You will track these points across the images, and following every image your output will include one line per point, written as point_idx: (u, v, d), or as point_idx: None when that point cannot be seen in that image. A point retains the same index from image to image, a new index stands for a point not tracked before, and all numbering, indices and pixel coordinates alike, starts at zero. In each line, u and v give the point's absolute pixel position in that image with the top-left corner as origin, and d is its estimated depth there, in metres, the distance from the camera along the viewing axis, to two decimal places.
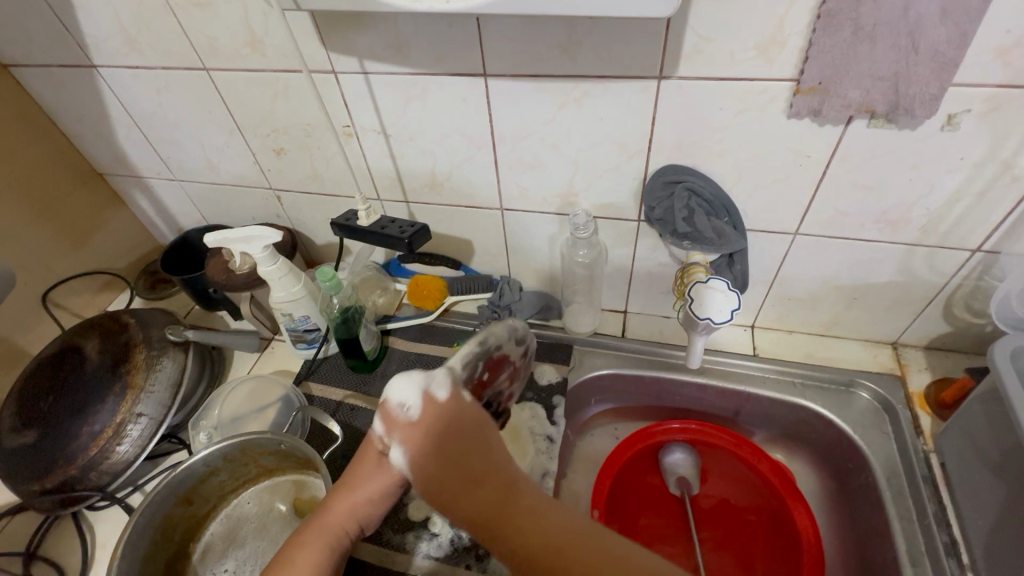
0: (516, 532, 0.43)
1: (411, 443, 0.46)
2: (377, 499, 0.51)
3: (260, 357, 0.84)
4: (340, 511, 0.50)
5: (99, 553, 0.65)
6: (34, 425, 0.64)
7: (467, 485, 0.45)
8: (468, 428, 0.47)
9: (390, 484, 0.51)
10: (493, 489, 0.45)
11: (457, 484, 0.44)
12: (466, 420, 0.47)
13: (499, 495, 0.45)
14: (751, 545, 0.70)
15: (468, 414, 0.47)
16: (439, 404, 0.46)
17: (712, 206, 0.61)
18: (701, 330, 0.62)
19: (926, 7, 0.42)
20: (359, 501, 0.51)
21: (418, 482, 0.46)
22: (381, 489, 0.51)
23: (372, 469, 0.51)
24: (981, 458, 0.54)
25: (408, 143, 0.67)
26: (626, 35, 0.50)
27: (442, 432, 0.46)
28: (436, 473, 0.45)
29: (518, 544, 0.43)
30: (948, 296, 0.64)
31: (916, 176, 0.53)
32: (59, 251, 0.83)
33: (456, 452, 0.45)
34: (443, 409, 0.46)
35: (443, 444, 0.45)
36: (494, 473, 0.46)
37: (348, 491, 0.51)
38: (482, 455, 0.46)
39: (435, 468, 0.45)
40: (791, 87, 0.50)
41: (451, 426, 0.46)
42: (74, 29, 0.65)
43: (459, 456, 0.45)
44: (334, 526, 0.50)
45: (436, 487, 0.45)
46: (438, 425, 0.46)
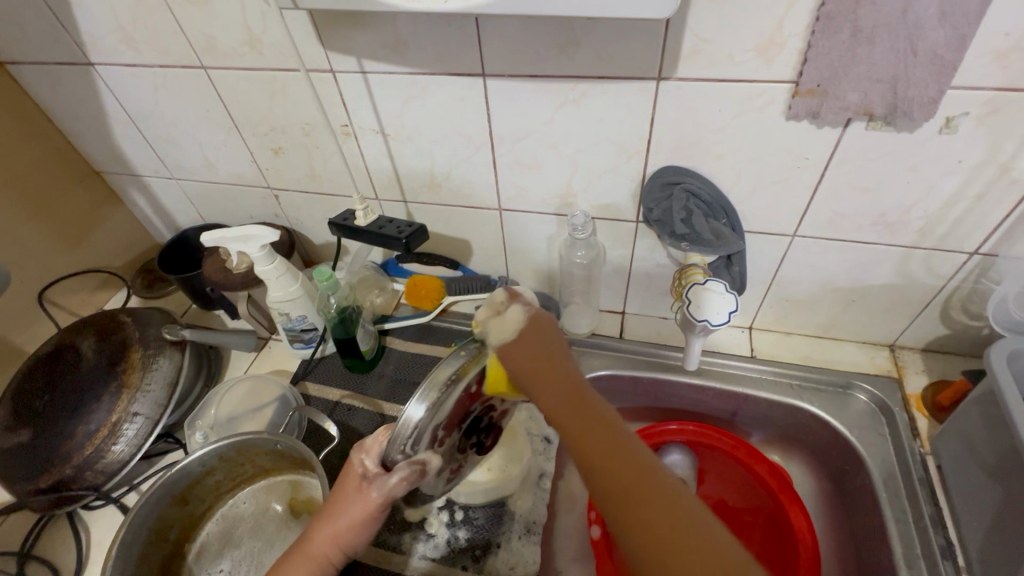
0: (580, 424, 0.42)
1: (510, 320, 0.49)
2: (358, 526, 0.49)
3: (257, 356, 0.83)
4: (319, 540, 0.49)
5: (94, 553, 0.65)
6: (28, 424, 0.64)
7: (545, 364, 0.46)
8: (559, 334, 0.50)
9: (369, 511, 0.49)
10: (570, 378, 0.45)
11: (540, 362, 0.46)
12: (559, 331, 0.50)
13: (573, 385, 0.45)
14: (749, 545, 0.71)
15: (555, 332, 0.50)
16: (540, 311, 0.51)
17: (710, 207, 0.61)
18: (698, 332, 0.61)
19: (925, 9, 0.41)
20: (339, 529, 0.49)
21: (504, 348, 0.48)
22: (361, 515, 0.49)
23: (352, 496, 0.50)
24: (977, 460, 0.55)
25: (406, 142, 0.67)
26: (625, 36, 0.50)
27: (540, 325, 0.49)
28: (522, 346, 0.47)
29: (578, 430, 0.41)
30: (945, 298, 0.64)
31: (914, 178, 0.53)
32: (55, 250, 0.83)
33: (545, 342, 0.48)
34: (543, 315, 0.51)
35: (536, 330, 0.48)
36: (572, 371, 0.46)
37: (326, 520, 0.50)
38: (565, 354, 0.48)
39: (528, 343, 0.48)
40: (789, 89, 0.50)
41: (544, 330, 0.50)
42: (71, 27, 0.65)
43: (544, 344, 0.48)
44: (315, 554, 0.49)
45: (521, 354, 0.47)
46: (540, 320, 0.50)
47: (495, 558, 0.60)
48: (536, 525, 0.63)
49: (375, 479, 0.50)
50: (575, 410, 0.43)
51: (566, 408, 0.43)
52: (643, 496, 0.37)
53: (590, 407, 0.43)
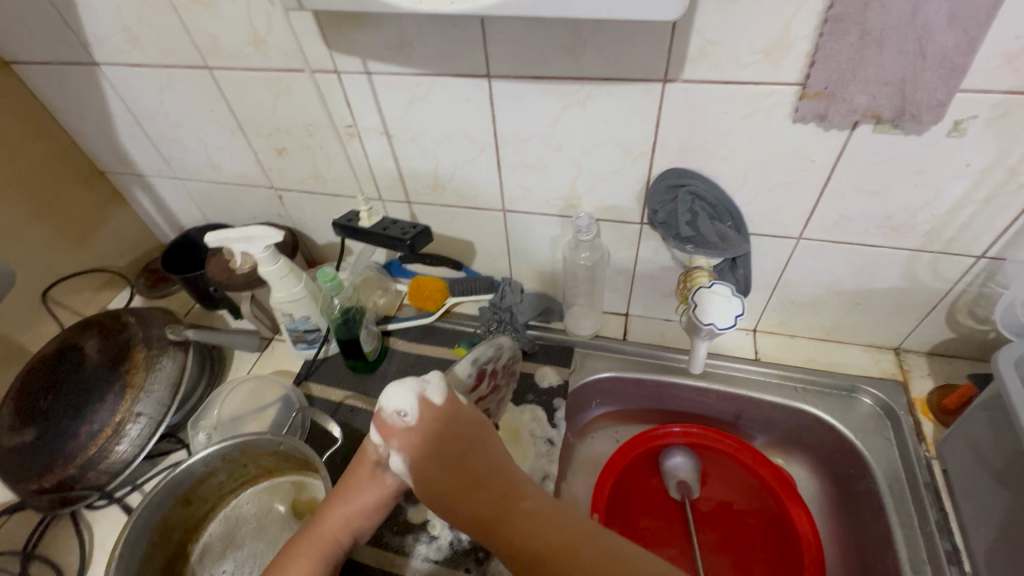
0: (513, 533, 0.43)
1: (407, 452, 0.47)
2: (371, 509, 0.51)
3: (260, 356, 0.83)
4: (333, 522, 0.50)
5: (97, 553, 0.65)
6: (32, 424, 0.64)
7: (459, 481, 0.45)
8: (464, 429, 0.47)
9: (383, 494, 0.52)
10: (491, 483, 0.46)
11: (454, 485, 0.45)
12: (461, 422, 0.48)
13: (498, 489, 0.45)
14: (752, 548, 0.70)
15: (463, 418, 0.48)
16: (433, 412, 0.47)
17: (715, 210, 0.60)
18: (703, 335, 0.61)
19: (934, 12, 0.41)
20: (352, 512, 0.51)
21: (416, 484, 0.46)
22: (376, 499, 0.51)
23: (368, 481, 0.52)
24: (984, 465, 0.54)
25: (410, 144, 0.67)
26: (631, 37, 0.49)
27: (440, 433, 0.47)
28: (431, 476, 0.46)
29: (511, 545, 0.43)
30: (951, 302, 0.64)
31: (921, 181, 0.53)
32: (59, 249, 0.83)
33: (452, 452, 0.46)
34: (439, 412, 0.47)
35: (438, 444, 0.46)
36: (489, 471, 0.46)
37: (340, 503, 0.51)
38: (479, 453, 0.47)
39: (433, 466, 0.46)
40: (796, 92, 0.49)
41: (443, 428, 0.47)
42: (76, 27, 0.65)
43: (450, 454, 0.46)
44: (325, 538, 0.49)
45: (434, 485, 0.45)
46: (434, 430, 0.47)
47: (498, 560, 0.60)
48: None
49: (387, 468, 0.52)
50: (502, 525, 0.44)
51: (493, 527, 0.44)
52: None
53: (515, 511, 0.44)
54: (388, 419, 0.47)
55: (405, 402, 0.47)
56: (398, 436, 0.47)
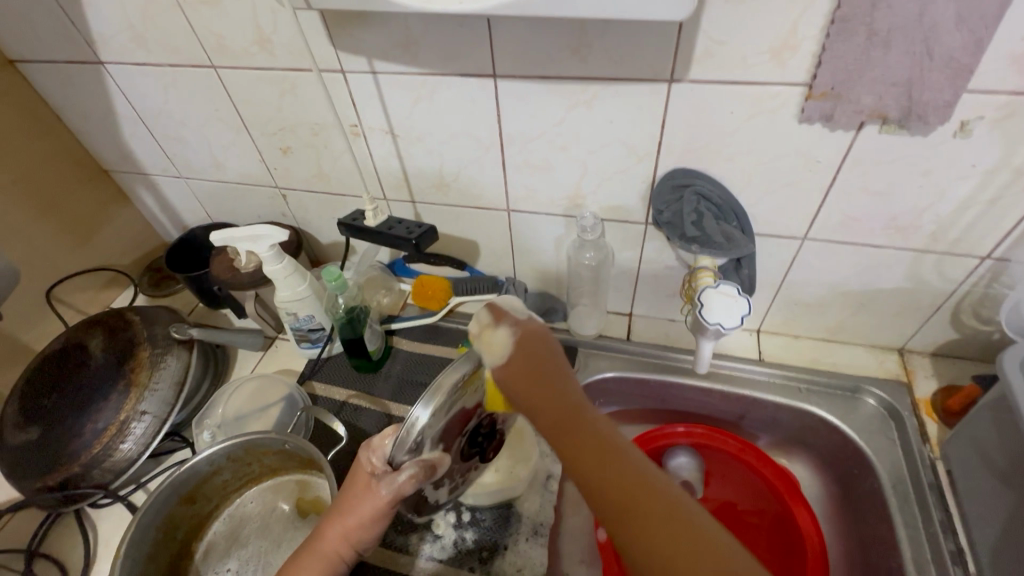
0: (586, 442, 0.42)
1: (504, 340, 0.47)
2: (368, 522, 0.49)
3: (264, 355, 0.83)
4: (332, 537, 0.50)
5: (101, 551, 0.65)
6: (38, 422, 0.64)
7: (541, 379, 0.45)
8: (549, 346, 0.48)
9: (380, 506, 0.49)
10: (565, 392, 0.45)
11: (533, 379, 0.45)
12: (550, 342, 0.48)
13: (568, 399, 0.45)
14: (754, 548, 0.70)
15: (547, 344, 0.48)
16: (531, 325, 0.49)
17: (720, 210, 0.60)
18: (709, 335, 0.61)
19: (942, 13, 0.41)
20: (352, 525, 0.50)
21: (498, 369, 0.46)
22: (371, 512, 0.49)
23: (366, 495, 0.49)
24: (989, 466, 0.54)
25: (416, 143, 0.67)
26: (638, 37, 0.49)
27: (533, 341, 0.48)
28: (512, 369, 0.46)
29: (576, 451, 0.41)
30: (956, 302, 0.64)
31: (927, 182, 0.53)
32: (63, 248, 0.83)
33: (536, 355, 0.47)
34: (534, 325, 0.49)
35: (529, 346, 0.47)
36: (564, 382, 0.46)
37: (337, 520, 0.50)
38: (559, 369, 0.47)
39: (521, 358, 0.46)
40: (802, 92, 0.50)
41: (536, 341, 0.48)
42: (82, 26, 0.65)
43: (535, 359, 0.47)
44: (325, 553, 0.50)
45: (517, 372, 0.46)
46: (531, 335, 0.48)
47: (502, 559, 0.60)
48: (543, 527, 0.63)
49: (384, 478, 0.49)
50: (569, 430, 0.43)
51: (560, 430, 0.43)
52: (639, 505, 0.38)
53: (588, 422, 0.43)
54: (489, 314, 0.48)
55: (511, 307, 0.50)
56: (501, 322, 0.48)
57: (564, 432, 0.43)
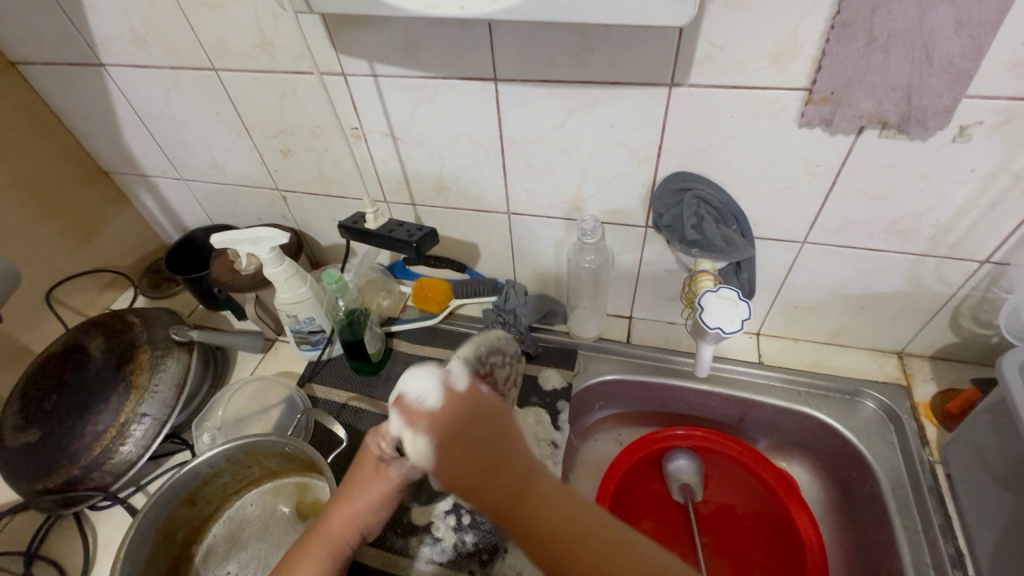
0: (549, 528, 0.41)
1: (433, 439, 0.45)
2: (377, 506, 0.51)
3: (264, 357, 0.83)
4: (338, 521, 0.50)
5: (101, 553, 0.65)
6: (37, 424, 0.64)
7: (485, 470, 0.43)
8: (486, 419, 0.46)
9: (388, 489, 0.51)
10: (514, 471, 0.44)
11: (476, 467, 0.43)
12: (485, 408, 0.47)
13: (520, 476, 0.43)
14: (751, 551, 0.70)
15: (483, 403, 0.47)
16: (457, 397, 0.47)
17: (720, 214, 0.61)
18: (710, 339, 0.61)
19: (941, 18, 0.41)
20: (360, 509, 0.50)
21: (436, 468, 0.44)
22: (380, 495, 0.51)
23: (375, 478, 0.51)
24: (989, 470, 0.54)
25: (416, 146, 0.67)
26: (638, 41, 0.49)
27: (467, 423, 0.45)
28: (451, 468, 0.44)
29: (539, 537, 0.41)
30: (955, 306, 0.64)
31: (926, 186, 0.53)
32: (63, 249, 0.83)
33: (470, 438, 0.45)
34: (461, 400, 0.47)
35: (458, 433, 0.45)
36: (509, 459, 0.44)
37: (344, 505, 0.51)
38: (502, 440, 0.45)
39: (453, 451, 0.44)
40: (802, 96, 0.50)
41: (470, 412, 0.46)
42: (84, 28, 0.65)
43: (472, 438, 0.45)
44: (331, 538, 0.50)
45: (455, 468, 0.43)
46: (460, 415, 0.46)
47: (502, 562, 0.60)
48: None
49: (393, 463, 0.51)
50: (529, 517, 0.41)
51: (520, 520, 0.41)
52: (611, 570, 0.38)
53: (536, 497, 0.42)
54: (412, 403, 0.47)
55: (426, 386, 0.47)
56: (418, 418, 0.46)
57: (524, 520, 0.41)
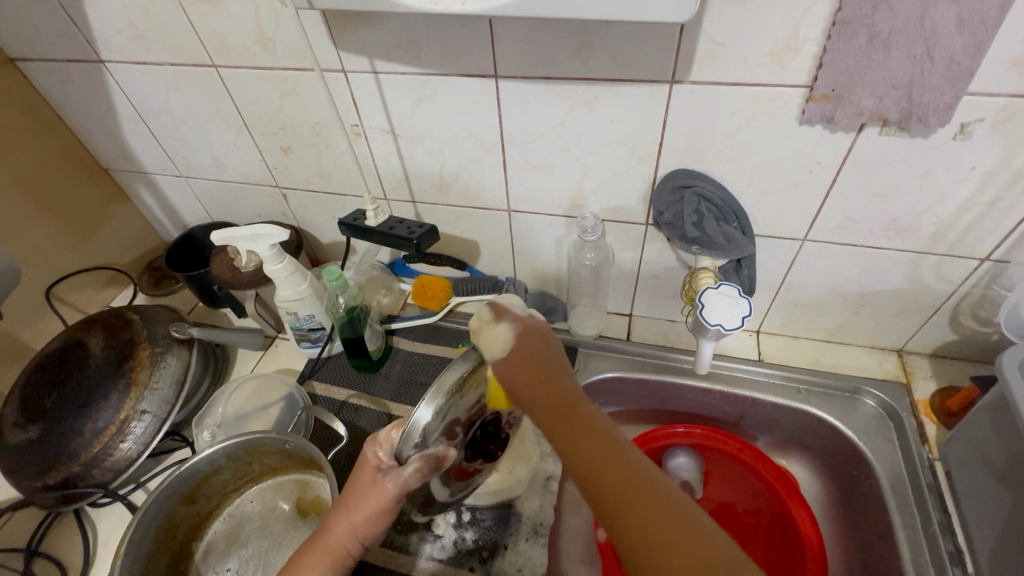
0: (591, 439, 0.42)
1: (508, 339, 0.48)
2: (374, 517, 0.49)
3: (263, 355, 0.83)
4: (338, 530, 0.49)
5: (101, 550, 0.65)
6: (36, 421, 0.64)
7: (541, 377, 0.46)
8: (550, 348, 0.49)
9: (386, 500, 0.49)
10: (563, 390, 0.46)
11: (532, 375, 0.46)
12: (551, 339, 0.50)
13: (567, 396, 0.45)
14: (750, 549, 0.71)
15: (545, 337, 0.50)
16: (533, 321, 0.51)
17: (721, 211, 0.61)
18: (710, 336, 0.61)
19: (943, 15, 0.41)
20: (358, 520, 0.49)
21: (497, 364, 0.48)
22: (377, 506, 0.49)
23: (375, 487, 0.49)
24: (988, 468, 0.54)
25: (417, 143, 0.67)
26: (639, 38, 0.49)
27: (537, 344, 0.49)
28: (512, 366, 0.47)
29: (573, 446, 0.42)
30: (955, 303, 0.64)
31: (926, 184, 0.53)
32: (62, 247, 0.83)
33: (537, 352, 0.48)
34: (534, 322, 0.51)
35: (527, 342, 0.49)
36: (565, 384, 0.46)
37: (344, 515, 0.50)
38: (559, 367, 0.48)
39: (517, 356, 0.48)
40: (803, 94, 0.50)
41: (539, 337, 0.50)
42: (82, 24, 0.65)
43: (535, 354, 0.48)
44: (332, 548, 0.49)
45: (515, 369, 0.47)
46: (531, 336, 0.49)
47: (503, 559, 0.60)
48: (542, 526, 0.63)
49: (391, 473, 0.49)
50: (567, 422, 0.43)
51: (559, 423, 0.44)
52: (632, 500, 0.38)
53: (580, 416, 0.44)
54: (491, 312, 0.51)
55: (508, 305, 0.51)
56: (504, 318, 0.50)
57: (560, 427, 0.43)
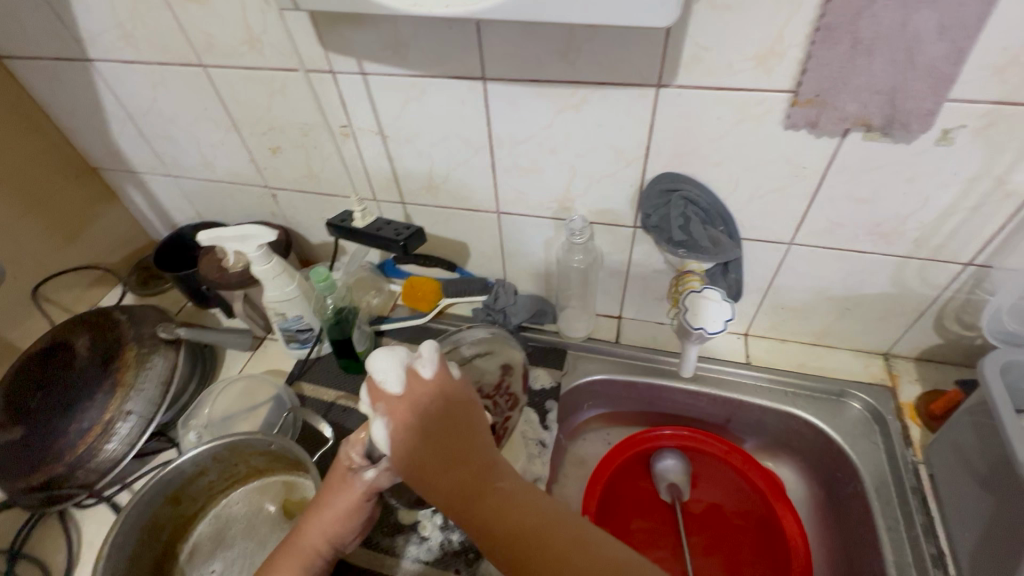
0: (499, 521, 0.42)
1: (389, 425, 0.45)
2: (345, 516, 0.50)
3: (252, 356, 0.83)
4: (311, 535, 0.50)
5: (86, 551, 0.65)
6: (20, 422, 0.64)
7: (443, 462, 0.44)
8: (445, 409, 0.46)
9: (357, 500, 0.50)
10: (470, 462, 0.45)
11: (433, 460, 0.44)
12: (453, 412, 0.46)
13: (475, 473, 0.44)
14: (738, 552, 0.70)
15: (447, 403, 0.46)
16: (424, 387, 0.46)
17: (707, 215, 0.61)
18: (694, 339, 0.61)
19: (924, 22, 0.42)
20: (331, 525, 0.50)
21: (394, 456, 0.45)
22: (348, 505, 0.50)
23: (352, 487, 0.50)
24: (969, 470, 0.55)
25: (405, 144, 0.67)
26: (625, 43, 0.50)
27: (436, 408, 0.46)
28: (411, 460, 0.44)
29: (486, 529, 0.42)
30: (940, 307, 0.64)
31: (911, 189, 0.54)
32: (48, 246, 0.82)
33: (437, 437, 0.45)
34: (426, 390, 0.46)
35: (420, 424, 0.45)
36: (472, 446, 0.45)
37: (319, 520, 0.50)
38: (468, 435, 0.46)
39: (415, 448, 0.44)
40: (788, 99, 0.50)
41: (437, 409, 0.46)
42: (70, 23, 0.64)
43: (430, 441, 0.45)
44: (304, 554, 0.49)
45: (414, 466, 0.44)
46: (423, 404, 0.46)
47: (489, 561, 0.60)
48: None
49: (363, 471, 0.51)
50: (486, 508, 0.42)
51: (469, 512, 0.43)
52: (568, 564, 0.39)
53: (489, 491, 0.43)
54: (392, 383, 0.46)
55: (390, 371, 0.46)
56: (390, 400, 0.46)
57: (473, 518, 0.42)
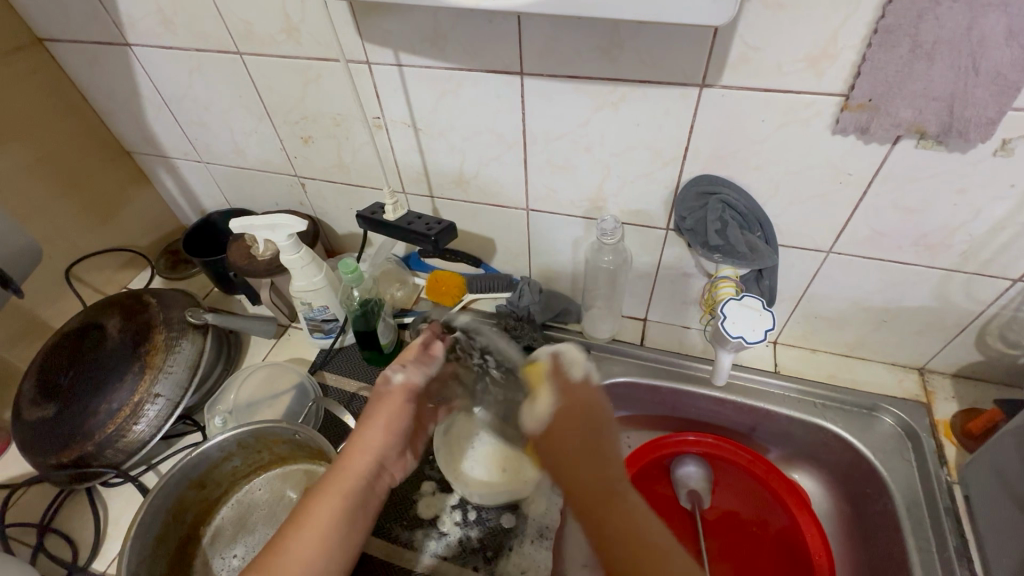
0: (609, 526, 0.45)
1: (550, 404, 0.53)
2: (382, 427, 0.53)
3: (276, 343, 0.84)
4: (358, 459, 0.51)
5: (113, 527, 0.66)
6: (53, 399, 0.65)
7: (580, 453, 0.49)
8: (595, 413, 0.52)
9: (392, 408, 0.54)
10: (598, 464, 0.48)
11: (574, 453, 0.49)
12: (596, 416, 0.52)
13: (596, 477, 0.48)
14: (757, 561, 0.69)
15: (592, 409, 0.52)
16: (578, 392, 0.53)
17: (745, 219, 0.59)
18: (729, 347, 0.59)
19: (991, 26, 0.40)
20: (376, 443, 0.53)
21: (541, 432, 0.52)
22: (386, 413, 0.54)
23: (380, 403, 0.54)
24: (1009, 493, 0.53)
25: (437, 138, 0.66)
26: (671, 40, 0.48)
27: (578, 405, 0.52)
28: (560, 437, 0.51)
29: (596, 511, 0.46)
30: (983, 324, 0.62)
31: (962, 201, 0.52)
32: (82, 228, 0.84)
33: (581, 433, 0.50)
34: (582, 392, 0.53)
35: (576, 414, 0.52)
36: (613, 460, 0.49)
37: (365, 444, 0.52)
38: (601, 440, 0.50)
39: (565, 432, 0.51)
40: (838, 103, 0.48)
41: (582, 411, 0.52)
42: (111, 7, 0.65)
43: (572, 436, 0.50)
44: (356, 479, 0.50)
45: (560, 446, 0.50)
46: (575, 407, 0.52)
47: (507, 560, 0.60)
48: (548, 529, 0.63)
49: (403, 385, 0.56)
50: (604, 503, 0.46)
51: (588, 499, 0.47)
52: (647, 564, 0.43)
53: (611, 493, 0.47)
54: (545, 368, 0.55)
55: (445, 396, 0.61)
56: (552, 381, 0.54)
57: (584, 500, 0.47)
